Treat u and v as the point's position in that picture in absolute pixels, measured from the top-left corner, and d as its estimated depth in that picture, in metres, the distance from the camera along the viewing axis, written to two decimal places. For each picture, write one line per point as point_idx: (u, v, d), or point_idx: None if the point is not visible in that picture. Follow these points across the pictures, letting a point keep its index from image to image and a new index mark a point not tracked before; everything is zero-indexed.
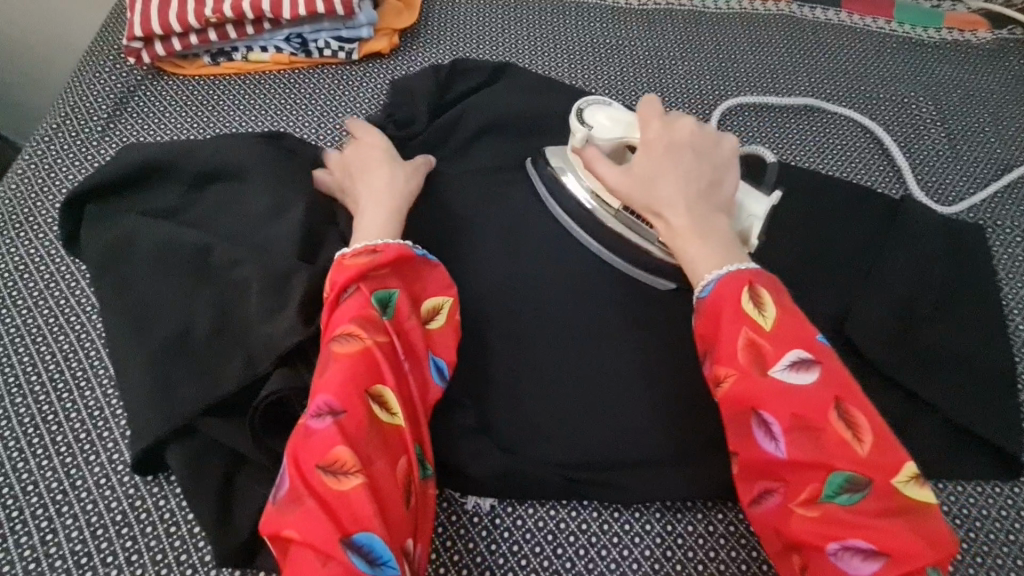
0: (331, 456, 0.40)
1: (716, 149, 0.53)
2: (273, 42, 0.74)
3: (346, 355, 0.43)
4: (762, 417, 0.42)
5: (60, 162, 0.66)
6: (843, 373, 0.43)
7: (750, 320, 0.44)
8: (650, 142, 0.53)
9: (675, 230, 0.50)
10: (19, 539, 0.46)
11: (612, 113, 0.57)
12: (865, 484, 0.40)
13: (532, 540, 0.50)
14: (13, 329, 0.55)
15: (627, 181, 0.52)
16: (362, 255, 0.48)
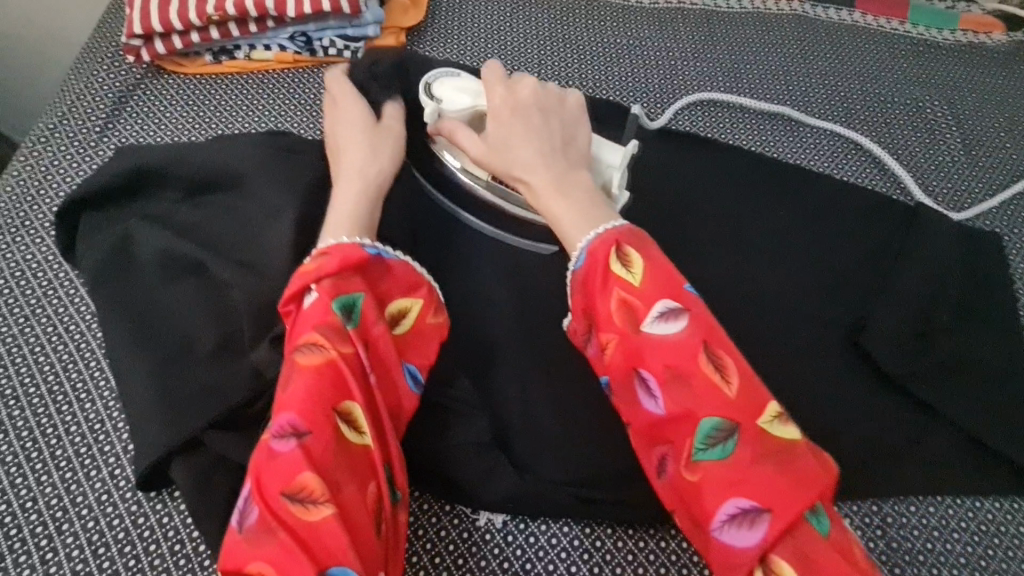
0: (296, 481, 0.36)
1: (561, 104, 0.53)
2: (277, 40, 0.72)
3: (311, 366, 0.40)
4: (643, 376, 0.42)
5: (57, 165, 0.64)
6: (710, 319, 0.42)
7: (618, 280, 0.43)
8: (497, 108, 0.51)
9: (538, 187, 0.48)
10: (18, 558, 0.45)
11: (450, 83, 0.55)
12: (731, 429, 0.40)
13: (545, 558, 0.50)
14: (10, 338, 0.53)
15: (484, 150, 0.50)
16: (321, 255, 0.43)
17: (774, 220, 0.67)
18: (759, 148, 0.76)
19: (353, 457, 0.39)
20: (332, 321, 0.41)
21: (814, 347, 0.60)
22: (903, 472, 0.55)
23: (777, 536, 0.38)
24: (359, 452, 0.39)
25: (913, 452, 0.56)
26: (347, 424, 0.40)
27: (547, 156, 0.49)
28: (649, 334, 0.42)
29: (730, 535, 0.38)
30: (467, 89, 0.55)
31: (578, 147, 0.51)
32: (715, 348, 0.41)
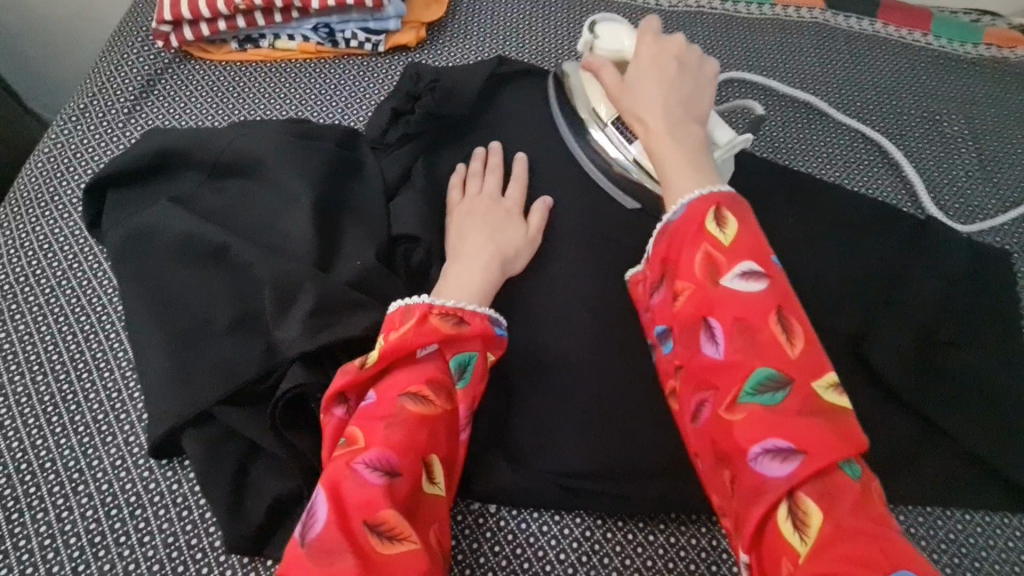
0: (379, 513, 0.40)
1: (700, 67, 0.56)
2: (301, 30, 0.73)
3: (416, 413, 0.44)
4: (709, 325, 0.43)
5: (86, 144, 0.66)
6: (786, 288, 0.44)
7: (709, 234, 0.45)
8: (640, 57, 0.56)
9: (652, 130, 0.52)
10: (36, 514, 0.48)
11: (615, 26, 0.64)
12: (784, 382, 0.41)
13: (535, 544, 0.51)
14: (36, 306, 0.56)
15: (617, 88, 0.56)
16: (448, 317, 0.48)
17: (781, 227, 0.68)
18: (771, 154, 0.77)
19: (425, 502, 0.43)
20: (441, 380, 0.47)
21: None
22: (895, 481, 0.56)
23: (808, 478, 0.38)
24: (433, 498, 0.44)
25: (907, 461, 0.57)
26: (429, 472, 0.44)
27: (673, 107, 0.53)
28: (727, 287, 0.44)
29: (762, 472, 0.39)
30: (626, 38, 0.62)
31: (705, 107, 0.55)
32: (785, 312, 0.43)
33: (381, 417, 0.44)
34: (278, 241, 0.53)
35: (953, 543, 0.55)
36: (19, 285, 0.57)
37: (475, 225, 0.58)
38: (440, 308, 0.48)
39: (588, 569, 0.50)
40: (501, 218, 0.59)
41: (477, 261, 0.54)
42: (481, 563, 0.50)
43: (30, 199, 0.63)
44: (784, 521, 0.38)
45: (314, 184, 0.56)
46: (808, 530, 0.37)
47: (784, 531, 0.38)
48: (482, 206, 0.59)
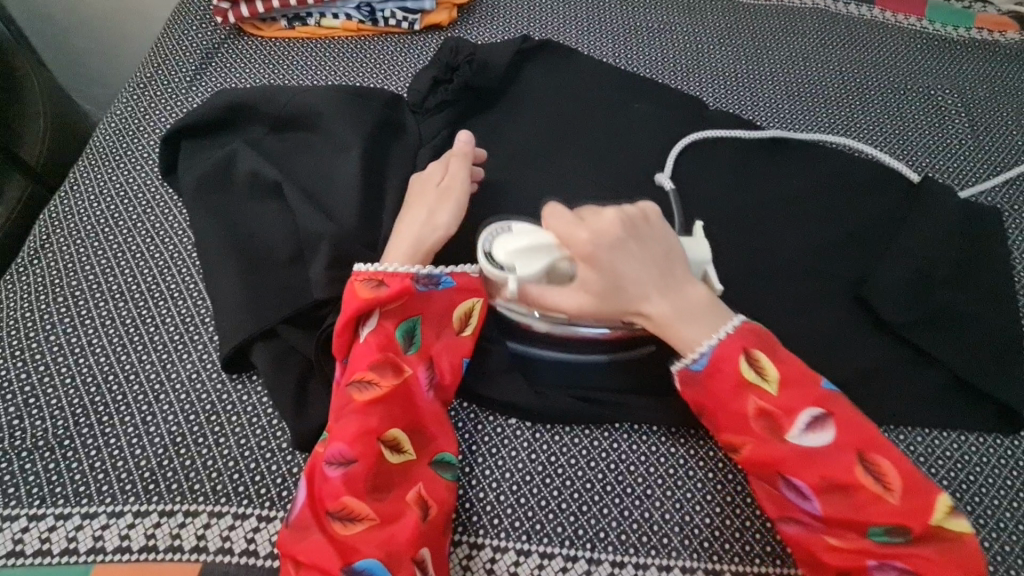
0: (341, 502, 0.46)
1: (645, 223, 0.52)
2: (344, 10, 0.80)
3: (362, 399, 0.49)
4: (790, 479, 0.48)
5: (155, 108, 0.73)
6: (863, 428, 0.48)
7: (752, 388, 0.49)
8: (590, 254, 0.50)
9: (662, 325, 0.51)
10: (123, 418, 0.53)
11: (512, 244, 0.53)
12: (901, 530, 0.46)
13: (568, 453, 0.55)
14: (116, 243, 0.62)
15: (592, 303, 0.51)
16: (373, 284, 0.52)
17: (787, 187, 0.74)
18: (777, 124, 0.82)
19: (395, 476, 0.49)
20: (384, 358, 0.51)
21: (817, 297, 0.66)
22: (894, 407, 0.61)
23: None
24: (399, 468, 0.49)
25: (906, 389, 0.62)
26: (390, 446, 0.49)
27: (658, 282, 0.51)
28: (796, 444, 0.48)
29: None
30: (537, 246, 0.52)
31: (681, 262, 0.53)
32: (869, 451, 0.48)
33: (335, 409, 0.49)
34: (334, 185, 0.59)
35: (950, 461, 0.59)
36: (99, 226, 0.63)
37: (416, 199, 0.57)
38: (366, 276, 0.52)
39: (616, 475, 0.54)
40: (433, 196, 0.57)
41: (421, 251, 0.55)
42: (518, 469, 0.54)
43: (107, 153, 0.69)
44: None
45: (364, 136, 0.62)
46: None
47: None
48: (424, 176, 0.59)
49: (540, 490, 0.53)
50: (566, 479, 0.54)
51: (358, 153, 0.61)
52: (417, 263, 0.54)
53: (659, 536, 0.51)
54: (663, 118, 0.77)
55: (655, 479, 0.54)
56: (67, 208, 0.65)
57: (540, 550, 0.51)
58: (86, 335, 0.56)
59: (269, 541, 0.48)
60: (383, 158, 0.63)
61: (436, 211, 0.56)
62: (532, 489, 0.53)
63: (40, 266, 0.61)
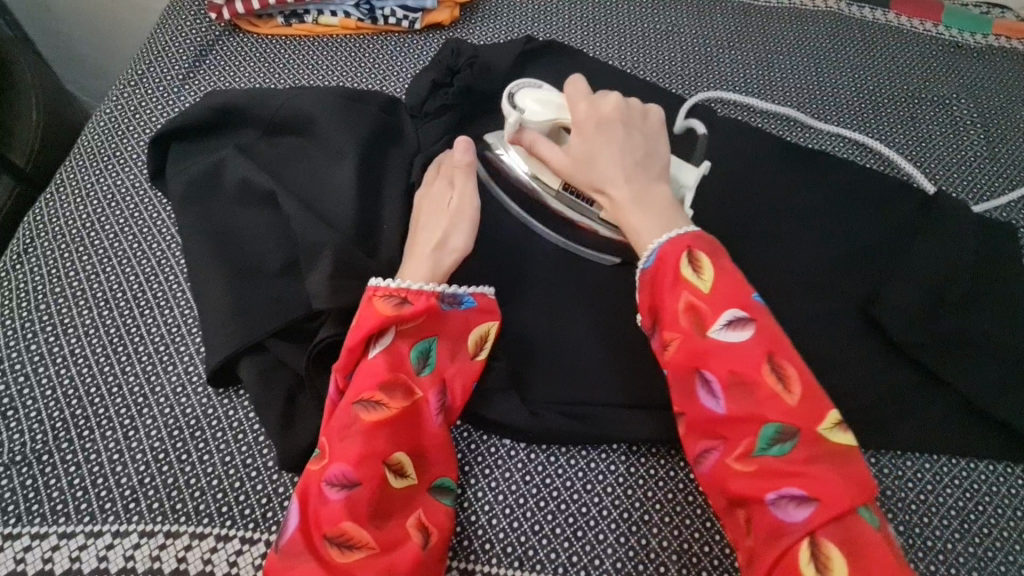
0: (340, 527, 0.43)
1: (645, 120, 0.56)
2: (343, 7, 0.78)
3: (369, 419, 0.47)
4: (705, 377, 0.46)
5: (145, 107, 0.71)
6: (774, 333, 0.47)
7: (687, 284, 0.48)
8: (582, 122, 0.55)
9: (617, 207, 0.52)
10: (104, 433, 0.51)
11: (536, 94, 0.58)
12: (793, 434, 0.44)
13: (563, 476, 0.53)
14: (102, 248, 0.60)
15: (568, 164, 0.55)
16: (392, 299, 0.50)
17: (795, 199, 0.71)
18: (787, 132, 0.80)
19: (396, 500, 0.46)
20: (395, 377, 0.49)
21: (825, 314, 0.64)
22: (901, 432, 0.59)
23: (825, 524, 0.41)
24: (400, 493, 0.47)
25: (915, 414, 0.60)
26: (394, 469, 0.47)
27: (628, 169, 0.53)
28: (715, 340, 0.46)
29: (784, 517, 0.42)
30: (554, 102, 0.58)
31: (660, 163, 0.55)
32: (779, 356, 0.46)
33: (337, 424, 0.47)
34: (326, 193, 0.57)
35: (958, 490, 0.57)
36: (85, 230, 0.61)
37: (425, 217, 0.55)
38: (385, 291, 0.50)
39: (613, 499, 0.52)
40: (447, 213, 0.54)
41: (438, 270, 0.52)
42: (513, 491, 0.53)
43: (94, 154, 0.67)
44: (807, 564, 0.41)
45: (359, 141, 0.60)
46: (830, 571, 0.40)
47: (801, 566, 0.41)
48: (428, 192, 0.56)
49: (534, 514, 0.51)
50: (561, 503, 0.52)
51: (352, 159, 0.58)
52: (442, 281, 0.53)
53: (656, 564, 0.50)
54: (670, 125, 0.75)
55: (653, 504, 0.52)
56: (52, 210, 0.63)
57: None
58: (69, 344, 0.55)
59: (252, 564, 0.46)
60: (377, 164, 0.60)
61: (450, 231, 0.53)
62: (526, 512, 0.52)
63: (23, 271, 0.59)
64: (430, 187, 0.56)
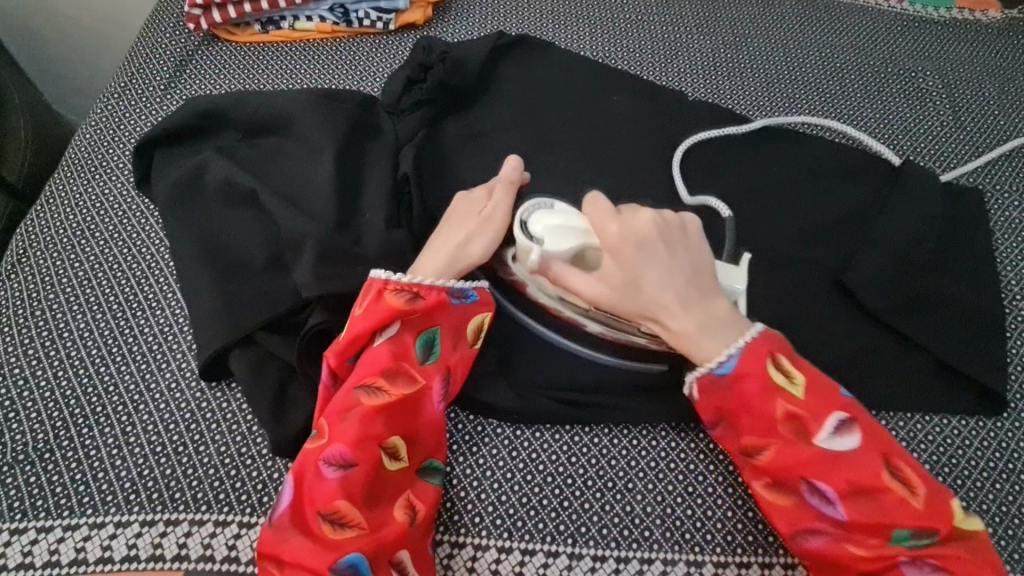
0: (334, 505, 0.46)
1: (681, 230, 0.52)
2: (318, 11, 0.80)
3: (370, 404, 0.49)
4: (815, 485, 0.48)
5: (130, 117, 0.73)
6: (880, 432, 0.49)
7: (782, 391, 0.49)
8: (618, 247, 0.50)
9: (676, 338, 0.50)
10: (103, 429, 0.53)
11: (547, 220, 0.52)
12: (928, 534, 0.46)
13: (549, 450, 0.55)
14: (92, 255, 0.62)
15: (614, 294, 0.50)
16: (402, 294, 0.52)
17: (766, 175, 0.73)
18: (757, 112, 0.82)
19: (388, 482, 0.49)
20: (396, 365, 0.51)
21: (798, 285, 0.66)
22: (876, 393, 0.61)
23: None
24: (393, 475, 0.49)
25: (889, 374, 0.62)
26: (390, 453, 0.49)
27: (679, 292, 0.50)
28: (823, 448, 0.48)
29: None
30: (570, 227, 0.52)
31: (709, 276, 0.52)
32: (888, 454, 0.48)
33: (338, 408, 0.49)
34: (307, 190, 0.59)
35: (933, 445, 0.59)
36: (75, 237, 0.63)
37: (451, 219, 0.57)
38: (395, 285, 0.52)
39: (597, 470, 0.54)
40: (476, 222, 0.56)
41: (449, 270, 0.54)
42: (501, 466, 0.54)
43: (82, 165, 0.69)
44: None
45: (337, 139, 0.62)
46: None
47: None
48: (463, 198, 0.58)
49: (521, 488, 0.53)
50: (547, 475, 0.54)
51: (330, 156, 0.60)
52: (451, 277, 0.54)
53: (641, 529, 0.52)
54: (641, 109, 0.76)
55: (636, 472, 0.54)
56: (43, 221, 0.64)
57: (522, 547, 0.51)
58: (65, 348, 0.57)
59: (251, 547, 0.48)
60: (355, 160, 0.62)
61: (473, 236, 0.55)
62: (514, 485, 0.53)
63: (18, 279, 0.61)
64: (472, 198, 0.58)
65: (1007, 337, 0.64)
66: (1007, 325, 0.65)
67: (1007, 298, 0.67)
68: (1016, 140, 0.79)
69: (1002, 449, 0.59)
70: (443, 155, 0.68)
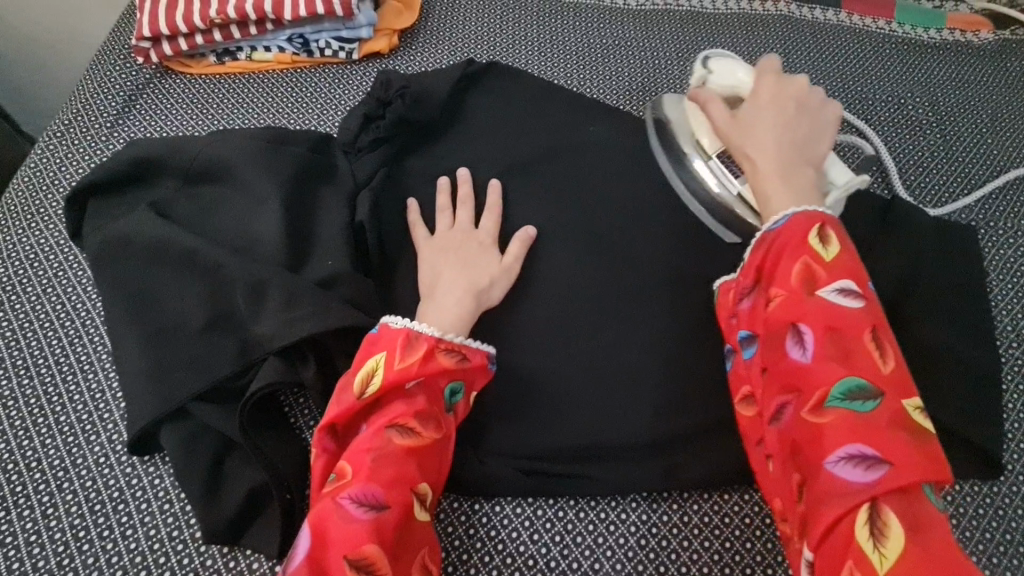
0: (362, 551, 0.42)
1: (822, 108, 0.57)
2: (276, 42, 0.76)
3: (402, 446, 0.47)
4: (800, 328, 0.44)
5: (71, 157, 0.68)
6: (880, 313, 0.45)
7: (809, 247, 0.46)
8: (759, 94, 0.56)
9: (762, 169, 0.52)
10: (22, 512, 0.49)
11: (717, 65, 0.62)
12: (878, 397, 0.41)
13: (509, 526, 0.52)
14: (22, 312, 0.57)
15: (730, 124, 0.56)
16: (453, 354, 0.51)
17: None
18: None
19: (417, 533, 0.46)
20: (430, 410, 0.49)
21: None
22: None
23: (889, 491, 0.38)
24: (421, 525, 0.46)
25: None
26: (419, 500, 0.47)
27: (787, 144, 0.53)
28: (825, 300, 0.45)
29: (844, 474, 0.39)
30: (729, 70, 0.61)
31: (822, 149, 0.55)
32: (881, 335, 0.44)
33: (368, 449, 0.47)
34: (249, 242, 0.55)
35: None
36: (5, 292, 0.59)
37: (452, 260, 0.58)
38: (447, 344, 0.51)
39: (561, 548, 0.51)
40: (475, 251, 0.59)
41: (461, 310, 0.54)
42: (457, 546, 0.52)
43: (17, 212, 0.64)
44: (860, 526, 0.38)
45: (286, 186, 0.57)
46: (886, 541, 0.37)
47: (858, 535, 0.38)
48: (457, 237, 0.60)
49: (479, 570, 0.50)
50: (507, 556, 0.51)
51: (275, 205, 0.56)
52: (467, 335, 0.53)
53: None
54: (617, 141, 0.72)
55: (604, 550, 0.51)
56: None
57: None
58: None
59: None
60: (304, 208, 0.58)
61: (495, 282, 0.58)
62: (470, 568, 0.51)
63: None
64: (455, 222, 0.61)
65: (1003, 390, 0.60)
66: (1002, 377, 0.61)
67: (1003, 347, 0.63)
68: (1011, 173, 0.75)
69: (998, 517, 0.55)
70: (403, 196, 0.64)
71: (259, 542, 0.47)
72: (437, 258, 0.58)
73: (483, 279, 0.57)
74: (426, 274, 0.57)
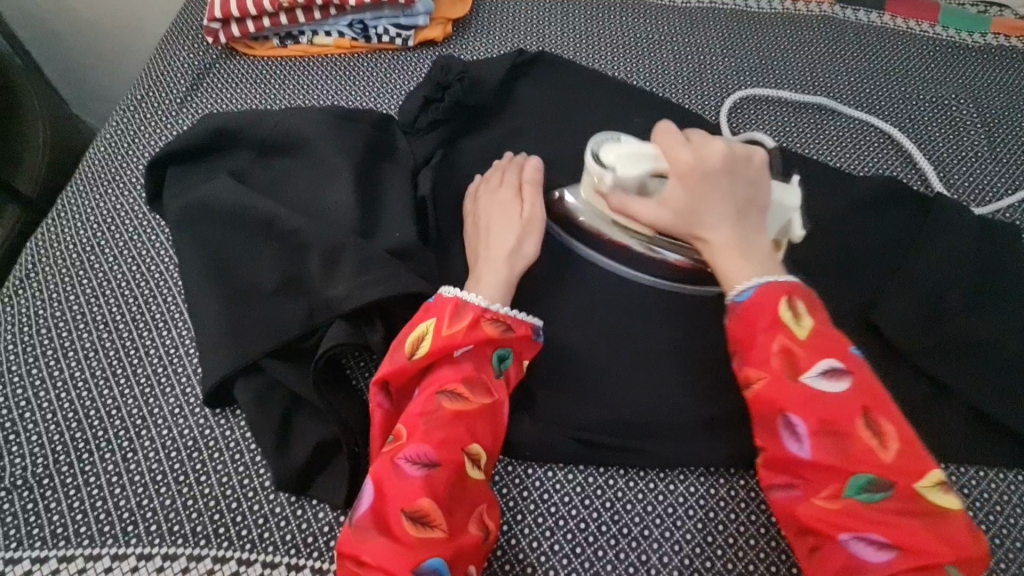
0: (417, 503, 0.45)
1: (748, 165, 0.55)
2: (337, 27, 0.79)
3: (452, 409, 0.49)
4: (791, 420, 0.45)
5: (143, 130, 0.72)
6: (874, 387, 0.46)
7: (785, 328, 0.47)
8: (684, 172, 0.55)
9: (718, 251, 0.53)
10: (103, 455, 0.52)
11: (619, 148, 0.58)
12: (885, 485, 0.43)
13: (561, 491, 0.54)
14: (101, 271, 0.61)
15: (666, 216, 0.55)
16: (497, 323, 0.52)
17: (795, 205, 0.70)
18: (782, 139, 0.79)
19: (470, 490, 0.48)
20: (475, 375, 0.51)
21: None
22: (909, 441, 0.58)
23: (910, 570, 0.41)
24: (475, 483, 0.48)
25: (923, 423, 0.59)
26: (471, 459, 0.49)
27: (730, 219, 0.53)
28: (809, 386, 0.45)
29: (858, 557, 0.42)
30: (641, 153, 0.57)
31: (760, 208, 0.55)
32: (875, 413, 0.45)
33: (421, 412, 0.49)
34: (319, 212, 0.57)
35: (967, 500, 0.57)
36: (84, 253, 0.62)
37: (483, 226, 0.59)
38: (492, 313, 0.52)
39: (612, 514, 0.53)
40: (502, 213, 0.59)
41: (495, 275, 0.55)
42: (511, 507, 0.54)
43: (94, 179, 0.68)
44: None
45: (355, 160, 0.60)
46: None
47: None
48: (482, 204, 0.61)
49: (532, 531, 0.53)
50: (559, 519, 0.53)
51: (343, 178, 0.59)
52: (501, 302, 0.54)
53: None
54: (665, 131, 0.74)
55: (653, 519, 0.53)
56: (53, 234, 0.64)
57: None
58: (69, 369, 0.56)
59: None
60: (368, 181, 0.60)
61: (520, 240, 0.58)
62: (523, 529, 0.53)
63: (25, 297, 0.60)
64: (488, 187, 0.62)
65: None
66: None
67: None
68: None
69: None
70: (459, 176, 0.67)
71: (326, 492, 0.50)
72: (473, 230, 0.60)
73: (508, 241, 0.57)
74: (470, 246, 0.60)
